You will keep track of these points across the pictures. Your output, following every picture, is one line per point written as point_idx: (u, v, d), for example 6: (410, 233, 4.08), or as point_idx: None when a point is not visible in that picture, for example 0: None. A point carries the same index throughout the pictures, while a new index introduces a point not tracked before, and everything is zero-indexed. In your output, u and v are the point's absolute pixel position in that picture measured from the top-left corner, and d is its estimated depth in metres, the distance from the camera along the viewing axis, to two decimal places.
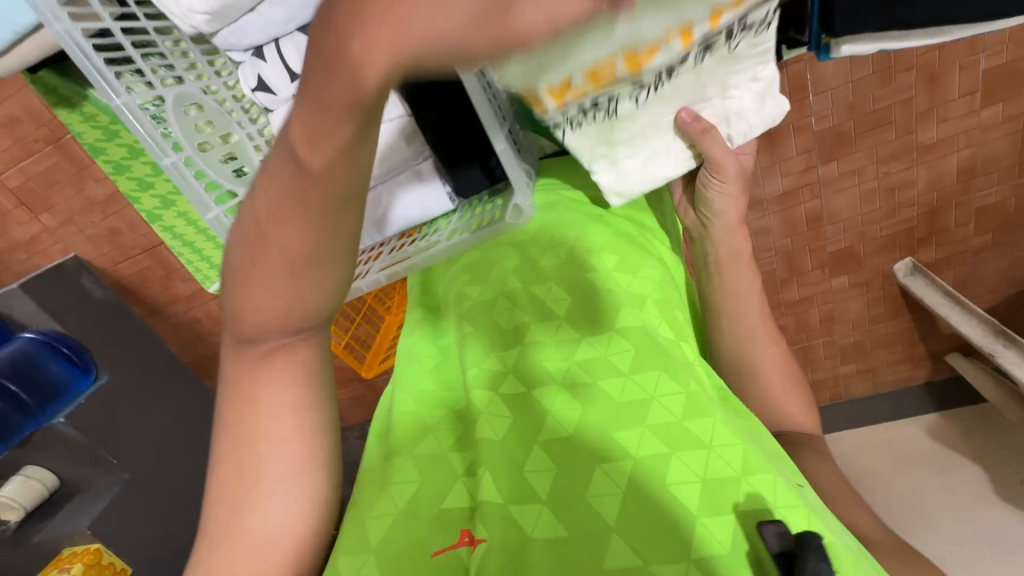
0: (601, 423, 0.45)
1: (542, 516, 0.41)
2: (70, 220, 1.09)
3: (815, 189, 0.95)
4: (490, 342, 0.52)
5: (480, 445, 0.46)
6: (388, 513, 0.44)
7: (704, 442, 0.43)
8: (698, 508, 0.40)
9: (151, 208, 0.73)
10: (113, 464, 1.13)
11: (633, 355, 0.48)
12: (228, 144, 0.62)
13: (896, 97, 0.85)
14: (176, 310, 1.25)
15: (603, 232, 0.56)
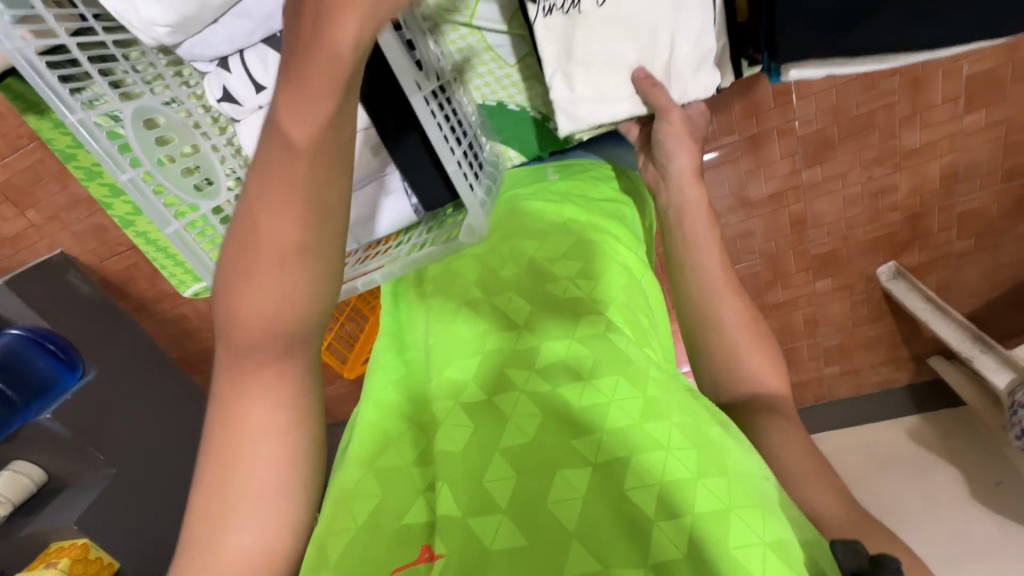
0: (561, 428, 0.40)
1: (502, 525, 0.36)
2: (56, 216, 1.08)
3: (799, 192, 0.96)
4: (449, 351, 0.47)
5: (439, 456, 0.40)
6: (348, 529, 0.39)
7: (660, 443, 0.39)
8: (653, 511, 0.36)
9: (122, 213, 0.71)
10: (100, 460, 1.15)
11: (593, 361, 0.43)
12: (190, 156, 0.62)
13: (880, 101, 0.85)
14: (162, 308, 1.22)
15: (561, 239, 0.54)
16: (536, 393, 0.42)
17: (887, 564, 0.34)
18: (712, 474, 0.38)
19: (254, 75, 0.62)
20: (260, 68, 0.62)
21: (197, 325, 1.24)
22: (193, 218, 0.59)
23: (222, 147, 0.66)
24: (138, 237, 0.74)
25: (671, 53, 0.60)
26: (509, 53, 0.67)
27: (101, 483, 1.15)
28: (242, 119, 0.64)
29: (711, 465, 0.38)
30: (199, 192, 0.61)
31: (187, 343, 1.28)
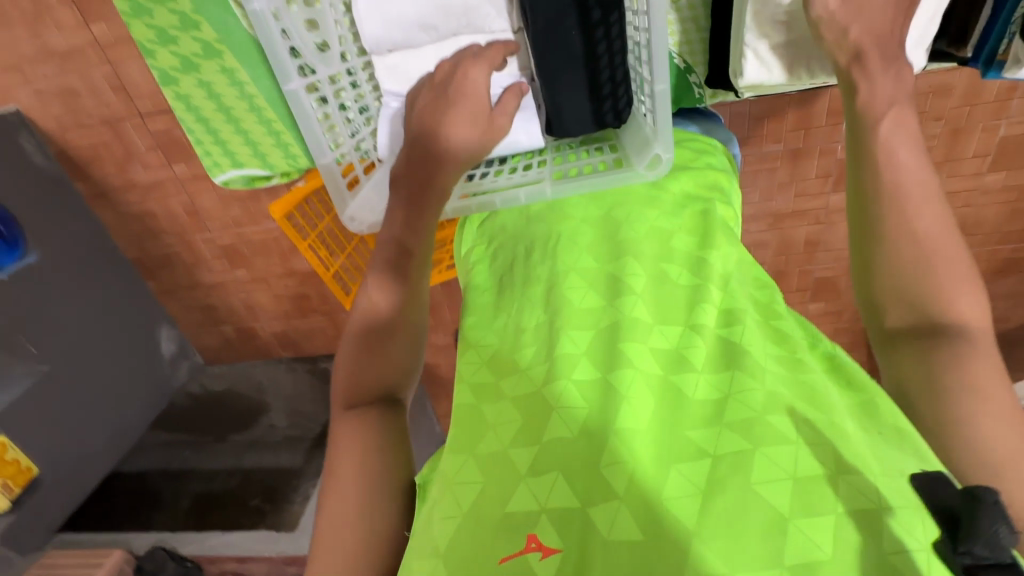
0: (673, 421, 0.41)
1: (620, 515, 0.36)
2: (16, 67, 0.92)
3: (820, 215, 0.99)
4: (568, 317, 0.49)
5: (551, 441, 0.41)
6: (454, 516, 0.40)
7: (789, 438, 0.38)
8: (786, 506, 0.35)
9: (188, 53, 0.68)
10: (31, 354, 1.03)
11: (706, 353, 0.45)
12: (310, 8, 0.59)
13: None
14: (128, 199, 1.09)
15: (677, 218, 0.56)
16: (650, 376, 0.44)
17: (990, 501, 0.30)
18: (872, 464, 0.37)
19: None
20: None
21: (166, 225, 1.13)
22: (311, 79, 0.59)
23: (337, 7, 0.61)
24: (203, 88, 0.70)
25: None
26: None
27: (27, 382, 1.03)
28: None
29: (852, 458, 0.37)
30: (318, 52, 0.60)
31: (148, 243, 1.16)
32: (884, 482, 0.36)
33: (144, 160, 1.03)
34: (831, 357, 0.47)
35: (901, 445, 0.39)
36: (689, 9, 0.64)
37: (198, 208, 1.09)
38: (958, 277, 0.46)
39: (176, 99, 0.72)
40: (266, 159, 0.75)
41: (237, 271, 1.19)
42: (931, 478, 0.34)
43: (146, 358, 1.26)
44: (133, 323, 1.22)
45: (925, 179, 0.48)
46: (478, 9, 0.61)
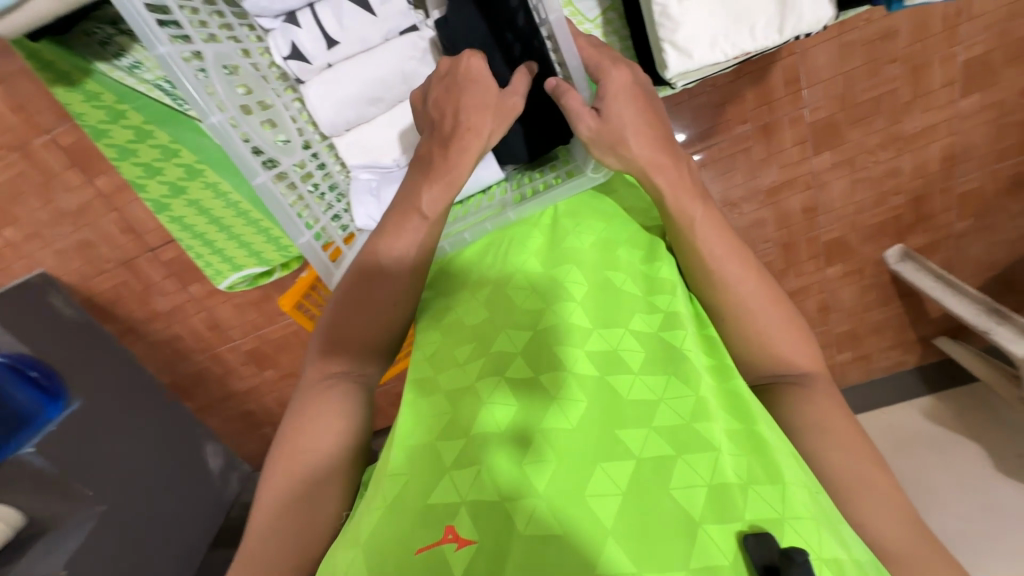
0: (600, 419, 0.47)
1: (537, 511, 0.42)
2: (37, 234, 1.01)
3: (809, 179, 0.99)
4: (509, 318, 0.54)
5: (483, 434, 0.47)
6: (381, 506, 0.46)
7: (712, 446, 0.45)
8: (700, 512, 0.42)
9: (174, 178, 0.73)
10: (88, 497, 1.06)
11: (643, 356, 0.52)
12: (266, 110, 0.64)
13: (883, 88, 0.90)
14: (153, 328, 1.15)
15: (627, 228, 0.61)
16: (583, 376, 0.49)
17: (795, 560, 0.36)
18: (762, 482, 0.45)
19: (324, 30, 0.65)
20: (330, 22, 0.65)
21: (192, 344, 1.17)
22: (276, 173, 0.61)
23: (291, 106, 0.69)
24: (193, 207, 0.76)
25: None
26: (591, 8, 0.69)
27: (88, 525, 1.05)
28: (307, 78, 0.68)
29: (765, 472, 0.45)
30: (280, 146, 0.64)
31: (179, 365, 1.21)
32: (768, 492, 0.44)
33: (161, 289, 1.09)
34: (724, 366, 0.54)
35: (785, 471, 0.46)
36: (608, 23, 0.69)
37: (218, 321, 1.14)
38: (789, 333, 0.55)
39: (172, 223, 0.77)
40: (262, 257, 0.80)
41: (265, 373, 1.22)
42: (762, 534, 0.40)
43: (197, 476, 1.27)
44: (177, 444, 1.24)
45: (736, 247, 0.56)
46: (416, 72, 0.68)
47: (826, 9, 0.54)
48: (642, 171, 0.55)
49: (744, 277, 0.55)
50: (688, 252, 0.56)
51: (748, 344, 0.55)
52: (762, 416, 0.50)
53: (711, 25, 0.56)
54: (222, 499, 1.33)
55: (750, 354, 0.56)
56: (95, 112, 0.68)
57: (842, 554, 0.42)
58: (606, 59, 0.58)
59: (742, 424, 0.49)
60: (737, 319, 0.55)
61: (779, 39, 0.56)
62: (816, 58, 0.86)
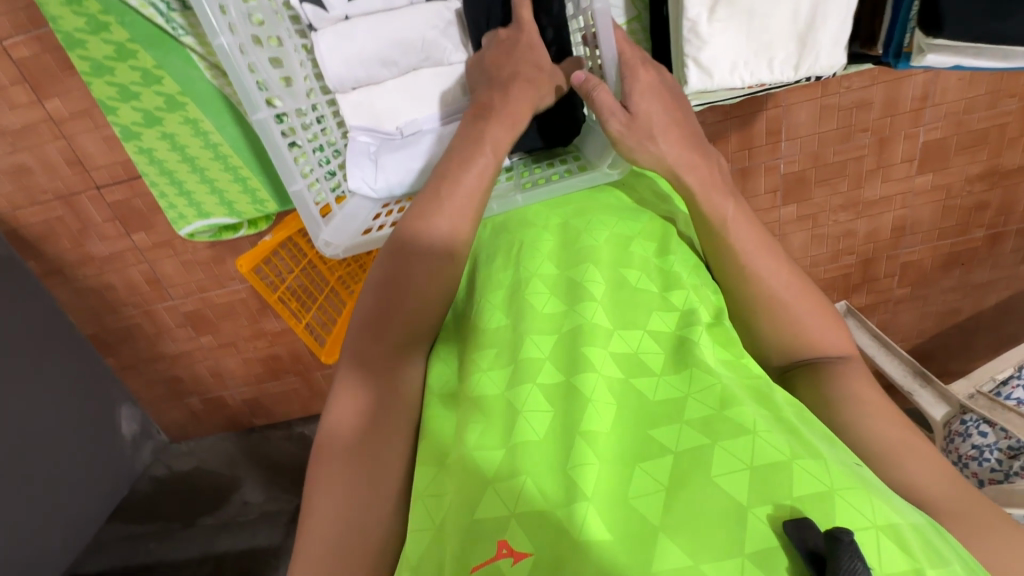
0: (637, 423, 0.45)
1: (587, 515, 0.38)
2: None
3: (774, 227, 1.04)
4: (535, 325, 0.51)
5: (523, 447, 0.43)
6: (427, 529, 0.43)
7: (748, 429, 0.42)
8: (745, 497, 0.39)
9: (151, 106, 0.68)
10: None
11: (665, 357, 0.49)
12: (275, 47, 0.62)
13: (851, 154, 0.96)
14: (85, 273, 1.06)
15: (638, 221, 0.60)
16: (611, 378, 0.47)
17: (842, 541, 0.33)
18: (806, 456, 0.41)
19: None
20: None
21: (126, 297, 1.09)
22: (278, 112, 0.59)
23: (300, 51, 0.66)
24: (166, 140, 0.71)
25: (823, 22, 0.57)
26: (618, 14, 0.69)
27: None
28: (320, 27, 0.66)
29: (803, 448, 0.41)
30: (285, 88, 0.62)
31: (106, 317, 1.11)
32: (813, 466, 0.40)
33: (101, 232, 1.01)
34: (741, 356, 0.51)
35: (822, 450, 0.42)
36: (630, 33, 0.70)
37: (160, 275, 1.06)
38: (822, 318, 0.55)
39: (138, 154, 0.72)
40: (233, 207, 0.76)
41: (203, 338, 1.15)
42: (799, 517, 0.37)
43: (106, 440, 1.17)
44: (90, 403, 1.14)
45: (755, 235, 0.57)
46: (436, 43, 0.67)
47: (839, 56, 0.58)
48: (669, 169, 0.58)
49: (776, 271, 0.55)
50: (717, 238, 0.57)
51: (784, 335, 0.54)
52: (784, 401, 0.47)
53: (735, 51, 0.58)
54: (131, 469, 1.24)
55: (783, 347, 0.55)
56: (72, 18, 0.62)
57: (899, 521, 0.38)
58: (639, 62, 0.59)
59: (770, 408, 0.46)
60: (769, 309, 0.55)
61: (794, 76, 0.60)
62: (798, 114, 0.91)
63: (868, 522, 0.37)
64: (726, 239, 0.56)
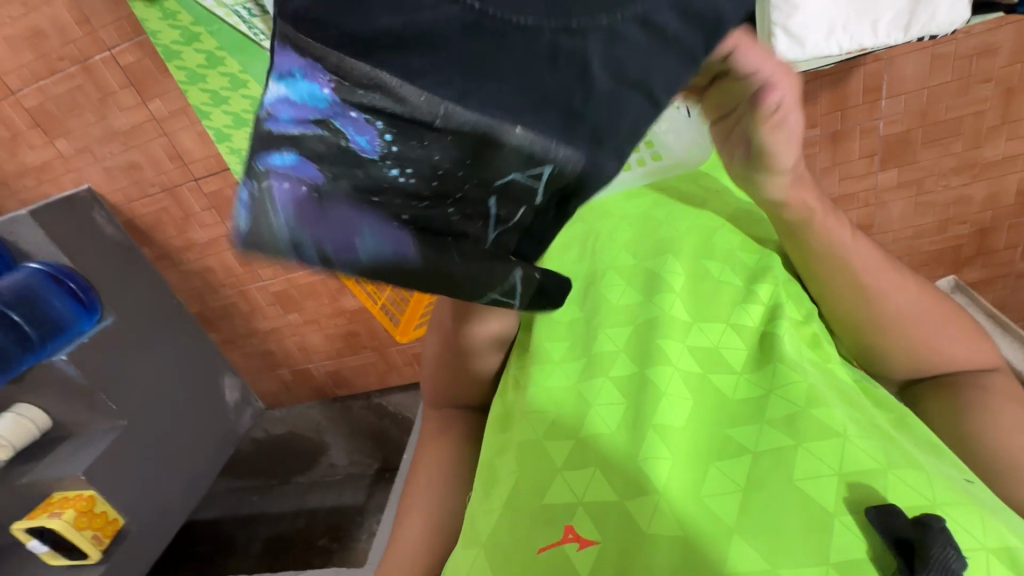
0: (714, 421, 0.45)
1: (655, 510, 0.40)
2: (87, 149, 1.03)
3: (871, 195, 0.95)
4: (618, 322, 0.54)
5: (592, 438, 0.46)
6: (493, 509, 0.47)
7: (837, 432, 0.40)
8: (834, 504, 0.37)
9: (237, 109, 0.74)
10: (111, 410, 1.07)
11: (746, 352, 0.48)
12: None
13: (969, 109, 0.85)
14: (189, 257, 1.18)
15: (724, 214, 0.59)
16: (687, 373, 0.47)
17: (933, 527, 0.33)
18: (906, 467, 0.39)
19: None
20: None
21: (223, 278, 1.20)
22: None
23: None
24: (252, 140, 0.76)
25: None
26: None
27: (109, 438, 1.06)
28: None
29: (900, 459, 0.39)
30: None
31: (208, 297, 1.24)
32: (910, 479, 0.38)
33: (200, 220, 1.11)
34: (828, 359, 0.50)
35: (925, 463, 0.40)
36: None
37: (251, 259, 1.16)
38: (948, 325, 0.50)
39: (228, 153, 0.79)
40: None
41: (290, 316, 1.24)
42: (886, 507, 0.36)
43: (214, 407, 1.30)
44: (202, 373, 1.28)
45: (868, 250, 0.51)
46: None
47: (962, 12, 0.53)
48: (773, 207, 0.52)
49: (875, 259, 0.51)
50: (804, 249, 0.52)
51: (894, 347, 0.50)
52: (875, 412, 0.46)
53: (831, 13, 0.54)
54: (234, 432, 1.35)
55: (904, 359, 0.51)
56: (169, 32, 0.69)
57: (1016, 543, 0.36)
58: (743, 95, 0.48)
59: (861, 415, 0.43)
60: (880, 327, 0.50)
61: (904, 37, 0.55)
62: (902, 67, 0.82)
63: (977, 543, 0.35)
64: (822, 240, 0.50)
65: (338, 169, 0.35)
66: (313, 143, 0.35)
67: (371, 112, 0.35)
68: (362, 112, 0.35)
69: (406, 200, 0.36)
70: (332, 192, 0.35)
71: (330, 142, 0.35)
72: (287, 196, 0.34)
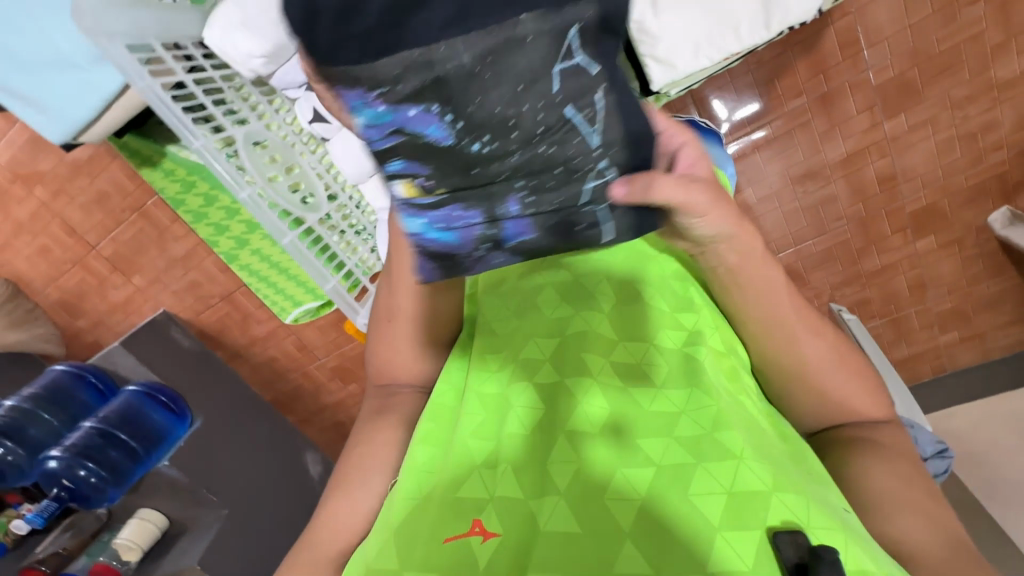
0: (629, 424, 0.45)
1: (557, 508, 0.41)
2: (157, 279, 1.19)
3: (883, 147, 0.90)
4: (539, 334, 0.52)
5: (509, 438, 0.46)
6: (413, 498, 0.47)
7: (734, 453, 0.41)
8: (716, 519, 0.39)
9: (239, 232, 0.86)
10: (213, 501, 1.18)
11: (668, 370, 0.48)
12: (292, 174, 0.79)
13: (965, 34, 0.80)
14: (254, 351, 1.31)
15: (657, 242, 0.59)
16: (607, 384, 0.47)
17: (824, 558, 0.34)
18: (790, 491, 0.40)
19: None
20: None
21: (287, 364, 1.34)
22: (301, 227, 0.76)
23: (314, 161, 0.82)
24: (257, 255, 0.89)
25: None
26: None
27: (215, 526, 1.17)
28: (331, 136, 0.78)
29: (784, 481, 0.41)
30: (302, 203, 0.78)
31: (278, 383, 1.37)
32: (791, 502, 0.39)
33: (258, 316, 1.26)
34: (743, 389, 0.50)
35: (809, 490, 0.42)
36: None
37: (305, 342, 1.31)
38: (850, 379, 0.50)
39: (239, 270, 0.90)
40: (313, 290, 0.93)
41: (350, 386, 1.39)
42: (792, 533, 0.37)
43: (301, 481, 1.40)
44: (285, 453, 1.39)
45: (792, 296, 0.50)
46: None
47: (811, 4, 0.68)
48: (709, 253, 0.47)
49: (802, 312, 0.50)
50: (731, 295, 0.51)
51: (810, 394, 0.51)
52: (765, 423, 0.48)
53: (692, 36, 0.69)
54: None
55: (810, 406, 0.52)
56: (172, 185, 0.82)
57: (867, 565, 0.37)
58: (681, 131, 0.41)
59: (762, 445, 0.44)
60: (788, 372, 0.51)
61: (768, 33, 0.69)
62: (875, 13, 0.80)
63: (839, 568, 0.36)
64: (753, 288, 0.49)
65: (443, 165, 0.34)
66: (406, 152, 0.34)
67: (422, 96, 0.31)
68: (418, 105, 0.31)
69: (500, 173, 0.34)
70: (448, 189, 0.35)
71: (414, 148, 0.33)
72: (419, 195, 0.36)
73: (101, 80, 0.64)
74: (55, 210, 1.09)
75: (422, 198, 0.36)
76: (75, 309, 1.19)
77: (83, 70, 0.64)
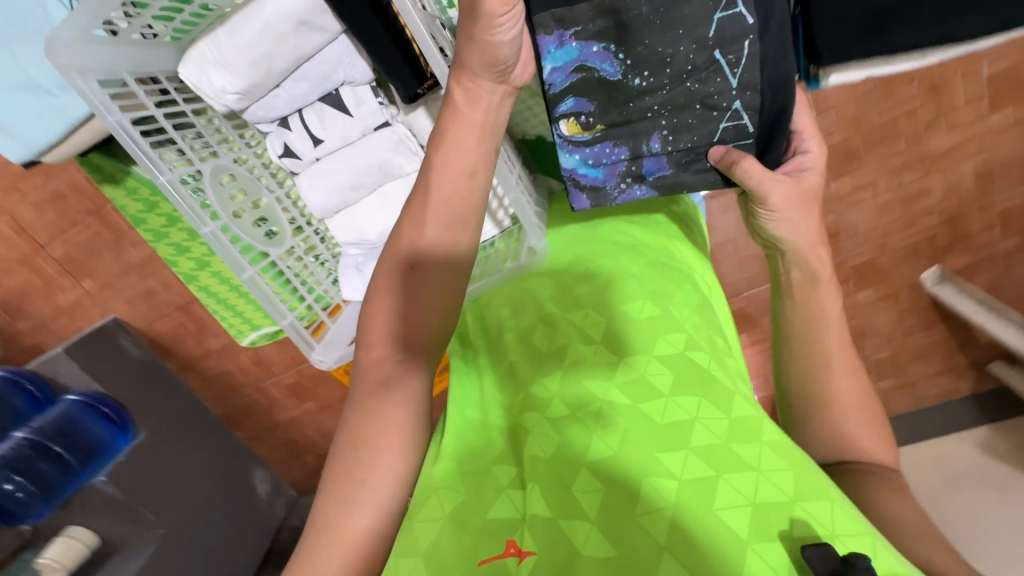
0: (645, 442, 0.48)
1: (591, 534, 0.44)
2: (110, 284, 1.15)
3: (828, 204, 0.96)
4: (538, 364, 0.57)
5: (530, 461, 0.50)
6: (437, 519, 0.49)
7: (751, 467, 0.47)
8: (746, 532, 0.43)
9: (200, 254, 0.86)
10: (149, 521, 1.14)
11: (672, 379, 0.53)
12: (257, 208, 0.79)
13: (900, 109, 0.87)
14: (208, 363, 1.27)
15: (640, 263, 0.63)
16: (618, 404, 0.51)
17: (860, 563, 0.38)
18: (812, 497, 0.46)
19: (310, 130, 0.79)
20: (315, 124, 0.78)
21: (242, 378, 1.30)
22: (262, 261, 0.76)
23: (281, 196, 0.83)
24: (217, 277, 0.88)
25: None
26: None
27: (151, 547, 1.12)
28: (299, 170, 0.82)
29: (804, 488, 0.46)
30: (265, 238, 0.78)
31: (231, 397, 1.33)
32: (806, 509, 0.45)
33: (215, 328, 1.23)
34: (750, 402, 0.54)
35: (831, 489, 0.47)
36: None
37: (262, 356, 1.28)
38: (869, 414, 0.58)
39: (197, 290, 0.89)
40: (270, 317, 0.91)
41: (306, 405, 1.35)
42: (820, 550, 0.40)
43: (247, 499, 1.35)
44: (233, 470, 1.34)
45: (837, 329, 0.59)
46: (391, 161, 0.80)
47: None
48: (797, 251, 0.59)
49: (845, 349, 0.59)
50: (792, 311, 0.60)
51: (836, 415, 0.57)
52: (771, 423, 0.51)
53: None
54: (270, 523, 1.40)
55: (826, 436, 0.58)
56: (134, 204, 0.82)
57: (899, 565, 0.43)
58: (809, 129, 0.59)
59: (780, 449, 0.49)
60: (819, 396, 0.58)
61: None
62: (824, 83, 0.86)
63: None
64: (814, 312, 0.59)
65: (605, 100, 0.58)
66: (582, 85, 0.57)
67: (605, 38, 0.54)
68: (601, 44, 0.54)
69: (649, 112, 0.57)
70: (607, 126, 0.59)
71: (590, 78, 0.56)
72: (582, 125, 0.60)
73: (65, 105, 0.65)
74: (4, 206, 1.05)
75: (583, 131, 0.60)
76: (16, 310, 1.14)
77: (51, 94, 0.64)
